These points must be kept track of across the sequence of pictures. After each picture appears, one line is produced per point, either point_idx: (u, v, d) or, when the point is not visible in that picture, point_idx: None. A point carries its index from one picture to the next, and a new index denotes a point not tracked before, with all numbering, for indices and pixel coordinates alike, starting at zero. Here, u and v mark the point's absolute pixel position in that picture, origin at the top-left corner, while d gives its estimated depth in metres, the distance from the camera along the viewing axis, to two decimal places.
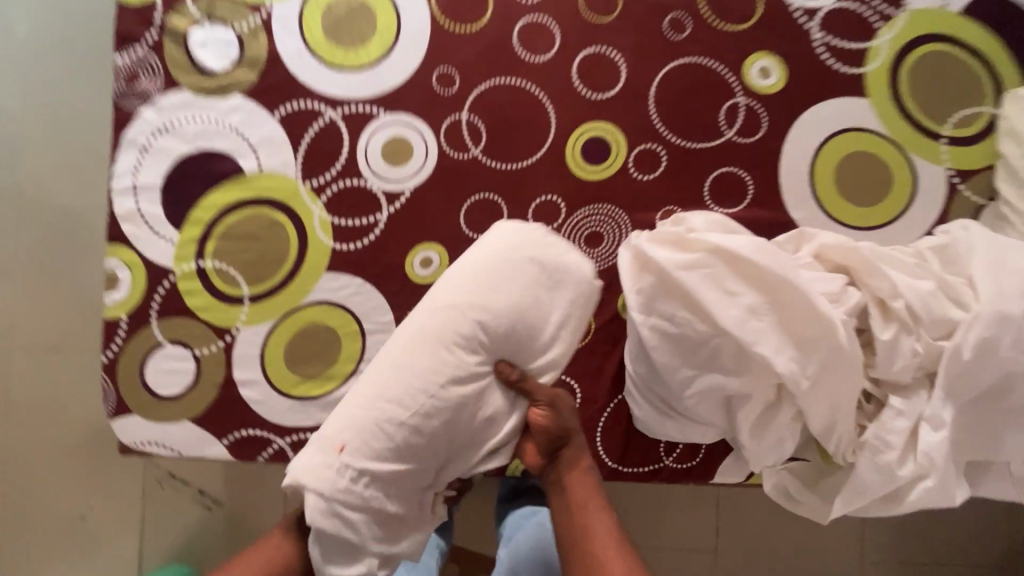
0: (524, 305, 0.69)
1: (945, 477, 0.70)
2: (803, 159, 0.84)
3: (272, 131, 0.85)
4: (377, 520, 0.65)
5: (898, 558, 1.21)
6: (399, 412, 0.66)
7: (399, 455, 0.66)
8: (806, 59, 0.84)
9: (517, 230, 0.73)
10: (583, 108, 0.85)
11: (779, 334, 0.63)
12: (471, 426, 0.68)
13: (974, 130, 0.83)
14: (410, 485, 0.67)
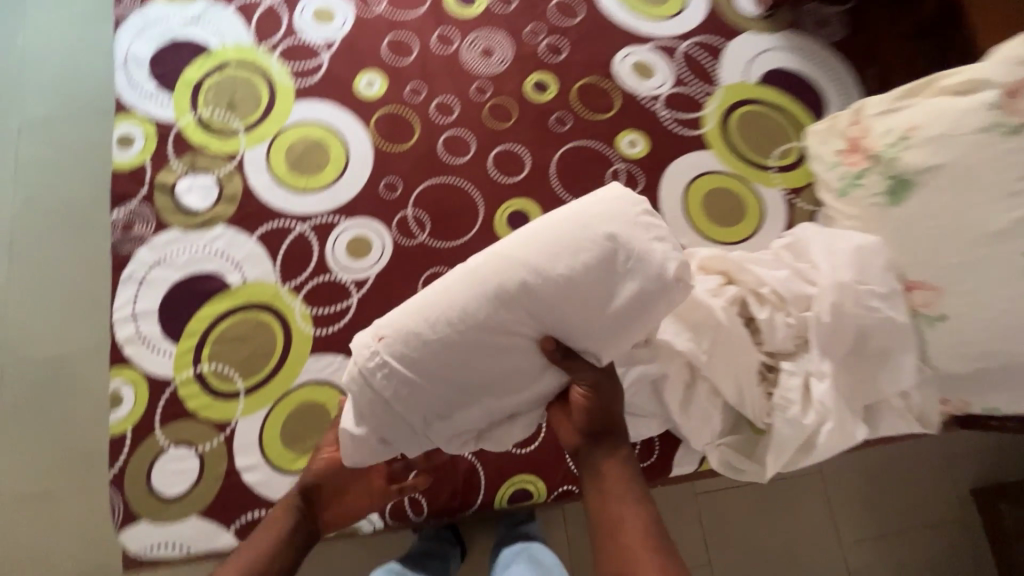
0: (584, 278, 0.66)
1: (841, 419, 0.87)
2: (676, 201, 1.08)
3: (252, 249, 1.03)
4: (382, 413, 0.72)
5: (866, 532, 1.35)
6: (438, 326, 0.69)
7: (422, 366, 0.69)
8: (659, 130, 1.12)
9: (590, 203, 0.69)
10: (502, 190, 1.08)
11: (676, 322, 0.81)
12: (504, 367, 0.70)
13: (792, 159, 1.11)
14: (424, 396, 0.71)
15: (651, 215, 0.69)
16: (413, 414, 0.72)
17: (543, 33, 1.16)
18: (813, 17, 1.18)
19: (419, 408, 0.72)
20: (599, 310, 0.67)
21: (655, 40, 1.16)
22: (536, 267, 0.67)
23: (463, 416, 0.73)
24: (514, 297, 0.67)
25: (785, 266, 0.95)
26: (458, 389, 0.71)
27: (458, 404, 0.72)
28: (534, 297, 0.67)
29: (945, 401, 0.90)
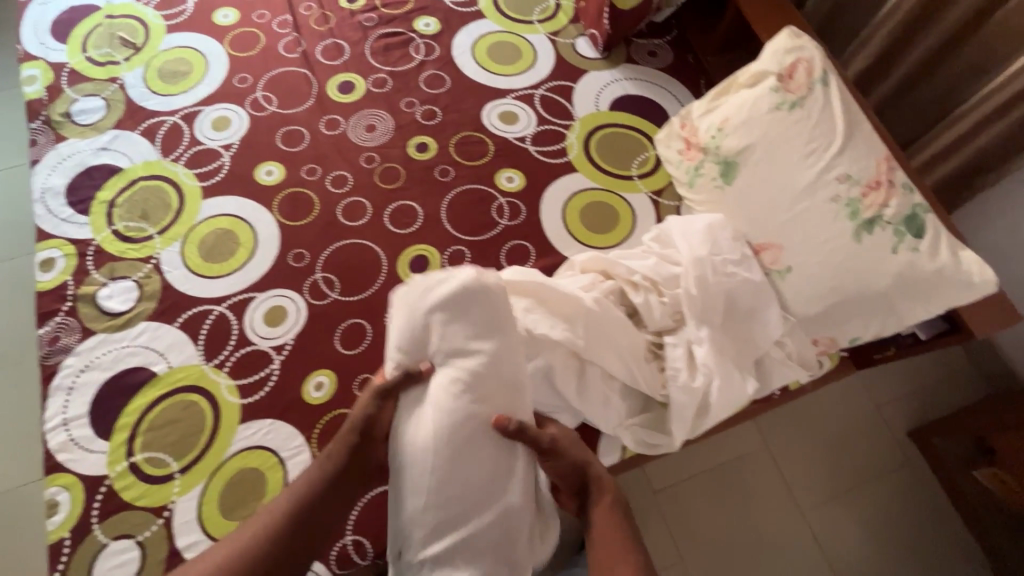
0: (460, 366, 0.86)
1: (727, 377, 0.95)
2: (557, 219, 1.21)
3: (174, 336, 1.10)
4: None
5: (821, 493, 1.41)
6: (426, 491, 0.82)
7: (445, 531, 0.81)
8: (531, 163, 1.27)
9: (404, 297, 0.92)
10: (401, 240, 1.19)
11: (549, 316, 0.92)
12: (489, 480, 0.83)
13: (651, 164, 1.26)
14: (478, 548, 0.80)
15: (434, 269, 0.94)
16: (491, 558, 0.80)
17: (417, 103, 1.33)
18: (643, 49, 1.39)
19: (490, 552, 0.81)
20: (490, 364, 0.86)
21: (514, 91, 1.34)
22: (436, 412, 0.84)
23: (508, 524, 0.82)
24: (456, 437, 0.83)
25: (653, 254, 1.07)
26: (491, 517, 0.82)
27: (495, 521, 0.82)
28: (467, 415, 0.84)
29: (817, 342, 0.99)
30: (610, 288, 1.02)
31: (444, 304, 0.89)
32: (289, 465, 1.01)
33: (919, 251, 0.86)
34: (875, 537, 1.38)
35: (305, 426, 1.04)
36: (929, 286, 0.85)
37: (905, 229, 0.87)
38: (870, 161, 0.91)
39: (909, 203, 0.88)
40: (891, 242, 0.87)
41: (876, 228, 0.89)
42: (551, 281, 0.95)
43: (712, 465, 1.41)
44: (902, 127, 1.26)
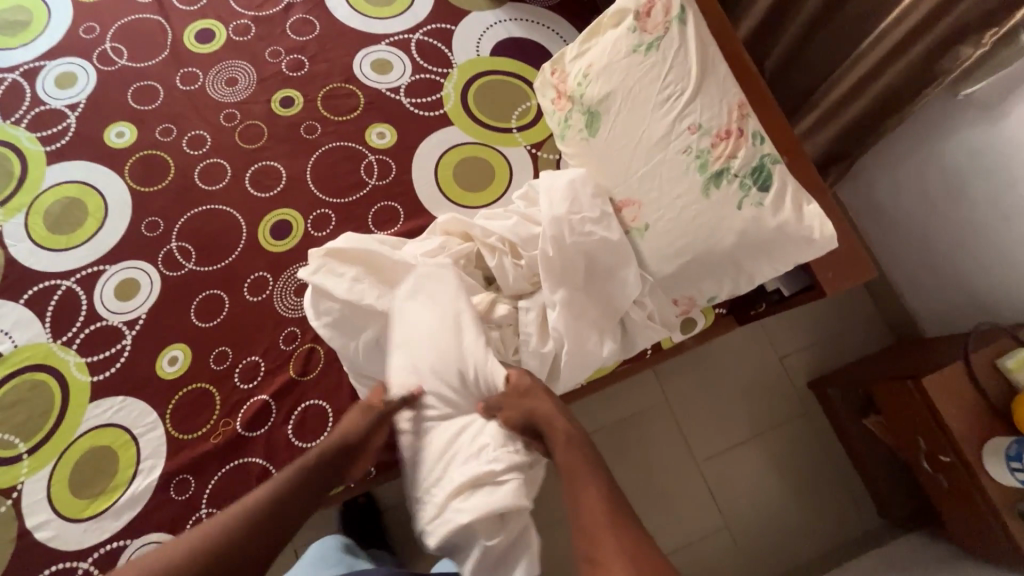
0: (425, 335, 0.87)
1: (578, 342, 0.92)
2: (430, 177, 1.14)
3: (19, 314, 1.04)
4: (459, 509, 0.78)
5: (746, 427, 1.43)
6: (413, 444, 0.85)
7: (433, 462, 0.82)
8: (404, 118, 1.18)
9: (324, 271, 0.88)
10: (263, 205, 1.12)
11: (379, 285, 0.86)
12: (460, 421, 0.84)
13: (531, 116, 1.18)
14: (461, 467, 0.80)
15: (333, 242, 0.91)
16: (474, 490, 0.78)
17: (283, 53, 1.22)
18: None
19: (473, 489, 0.79)
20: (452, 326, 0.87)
21: (389, 37, 1.24)
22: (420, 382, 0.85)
23: (486, 461, 0.80)
24: (450, 395, 0.84)
25: (516, 213, 1.01)
26: (472, 453, 0.81)
27: (473, 453, 0.80)
28: (455, 374, 0.84)
29: (677, 302, 0.96)
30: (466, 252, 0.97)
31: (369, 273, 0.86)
32: (142, 441, 0.98)
33: (763, 207, 0.81)
34: (774, 483, 1.41)
35: (158, 402, 1.01)
36: (773, 242, 0.81)
37: (751, 181, 0.82)
38: (722, 108, 0.84)
39: (757, 153, 0.82)
40: (736, 197, 0.82)
41: (724, 181, 0.83)
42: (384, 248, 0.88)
43: (627, 413, 1.42)
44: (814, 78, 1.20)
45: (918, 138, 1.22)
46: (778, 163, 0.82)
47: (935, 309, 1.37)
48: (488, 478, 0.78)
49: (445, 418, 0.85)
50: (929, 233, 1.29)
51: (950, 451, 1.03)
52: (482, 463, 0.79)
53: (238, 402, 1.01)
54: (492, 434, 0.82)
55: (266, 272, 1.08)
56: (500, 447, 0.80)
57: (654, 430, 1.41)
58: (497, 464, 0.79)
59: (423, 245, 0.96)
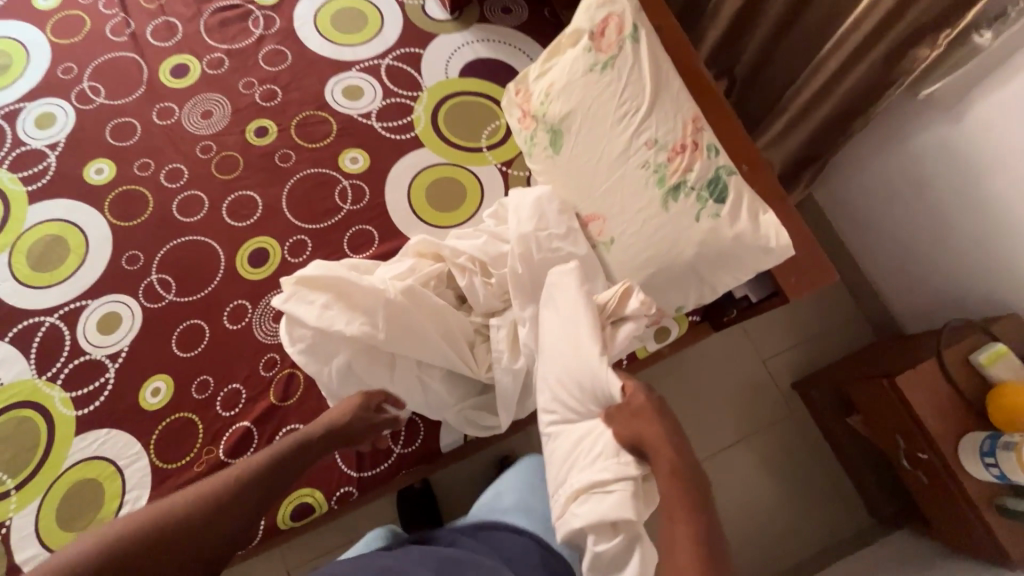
0: (553, 344, 0.86)
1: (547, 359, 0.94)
2: (403, 200, 1.16)
3: (4, 352, 1.06)
4: (578, 514, 0.78)
5: (790, 407, 1.46)
6: (552, 439, 0.86)
7: (562, 463, 0.83)
8: (376, 142, 1.21)
9: (296, 299, 0.89)
10: (241, 234, 1.15)
11: (347, 311, 0.86)
12: (585, 425, 0.81)
13: (501, 135, 1.20)
14: (580, 470, 0.79)
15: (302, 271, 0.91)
16: (587, 496, 0.77)
17: (256, 83, 1.25)
18: (497, 8, 1.31)
19: (589, 493, 0.77)
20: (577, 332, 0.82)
21: (359, 63, 1.26)
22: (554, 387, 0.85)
23: (602, 471, 0.76)
24: (572, 401, 0.82)
25: (484, 233, 1.03)
26: (590, 458, 0.78)
27: (590, 460, 0.78)
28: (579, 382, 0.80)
29: None
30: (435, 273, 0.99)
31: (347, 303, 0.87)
32: (127, 472, 1.00)
33: (720, 218, 0.83)
34: (766, 484, 1.41)
35: (142, 433, 1.02)
36: (732, 251, 0.83)
37: (707, 194, 0.84)
38: (677, 123, 0.86)
39: (713, 165, 0.84)
40: (694, 210, 0.84)
41: (681, 194, 0.85)
42: (352, 274, 0.89)
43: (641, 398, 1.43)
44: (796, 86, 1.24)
45: (884, 137, 1.24)
46: (733, 174, 0.84)
47: (911, 306, 1.38)
48: (599, 485, 0.76)
49: (568, 423, 0.85)
50: (903, 230, 1.30)
51: (927, 447, 1.04)
52: (595, 469, 0.77)
53: (221, 429, 1.03)
54: (606, 443, 0.77)
55: (245, 299, 1.10)
56: (611, 456, 0.76)
57: (729, 394, 1.47)
58: (607, 473, 0.75)
59: (394, 268, 0.97)
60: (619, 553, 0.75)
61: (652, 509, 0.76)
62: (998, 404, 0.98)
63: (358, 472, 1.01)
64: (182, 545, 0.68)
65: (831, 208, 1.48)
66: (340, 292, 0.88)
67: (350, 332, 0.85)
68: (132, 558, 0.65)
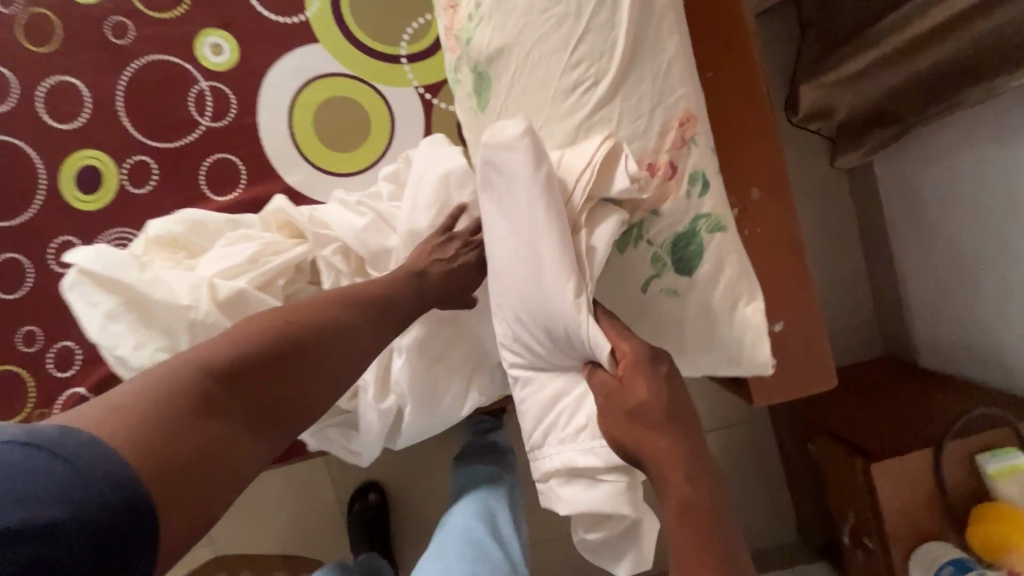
0: (501, 254, 0.54)
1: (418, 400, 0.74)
2: (282, 123, 0.83)
3: None
4: (561, 492, 0.53)
5: None
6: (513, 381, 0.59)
7: (529, 426, 0.57)
8: (248, 23, 0.82)
9: (82, 297, 0.65)
10: (63, 141, 0.84)
11: (141, 330, 0.65)
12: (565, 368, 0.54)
13: (429, 41, 0.82)
14: (557, 441, 0.53)
15: (85, 252, 0.66)
16: (570, 479, 0.53)
17: None
18: None
19: (571, 473, 0.53)
20: (537, 243, 0.50)
21: None
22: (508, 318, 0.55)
23: (585, 445, 0.51)
24: (536, 347, 0.54)
25: (368, 208, 0.72)
26: (567, 431, 0.53)
27: (569, 431, 0.53)
28: (544, 320, 0.51)
29: None
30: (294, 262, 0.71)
31: (143, 318, 0.65)
32: None
33: (679, 297, 0.53)
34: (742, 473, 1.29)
35: None
36: (683, 345, 0.55)
37: (670, 254, 0.52)
38: (652, 123, 0.51)
39: (690, 211, 0.51)
40: (643, 274, 0.53)
41: (631, 245, 0.53)
42: (152, 277, 0.66)
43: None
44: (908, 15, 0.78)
45: (999, 124, 0.84)
46: (717, 233, 0.52)
47: (932, 342, 1.10)
48: (584, 468, 0.52)
49: (535, 371, 0.56)
50: (973, 250, 0.95)
51: (876, 538, 0.88)
52: (578, 450, 0.52)
53: (54, 391, 0.87)
54: (589, 411, 0.52)
55: (73, 236, 0.85)
56: (596, 432, 0.51)
57: None
58: (594, 459, 0.51)
59: (230, 253, 0.69)
60: (613, 542, 0.52)
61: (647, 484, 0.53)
62: (988, 526, 0.77)
63: None
64: (320, 356, 0.53)
65: (890, 187, 1.11)
66: (131, 302, 0.65)
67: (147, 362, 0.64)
68: (269, 364, 0.50)
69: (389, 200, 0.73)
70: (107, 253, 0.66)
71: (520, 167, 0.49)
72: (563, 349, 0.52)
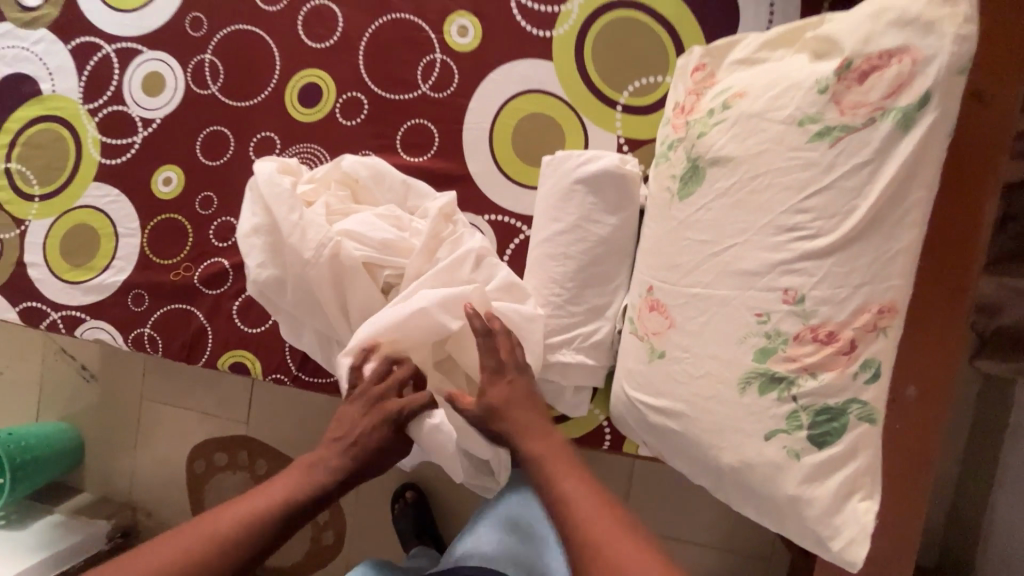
0: (599, 213, 0.77)
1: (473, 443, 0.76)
2: (488, 116, 0.89)
3: (63, 61, 1.03)
4: (574, 367, 0.80)
5: None
6: (550, 298, 0.79)
7: (559, 325, 0.79)
8: (498, 18, 0.88)
9: (261, 194, 0.73)
10: (305, 56, 0.94)
11: (266, 252, 0.72)
12: (592, 300, 0.79)
13: (651, 100, 0.84)
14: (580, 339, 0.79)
15: (269, 177, 0.72)
16: (578, 360, 0.80)
17: None
18: None
19: (577, 357, 0.80)
20: (630, 222, 0.79)
21: None
22: (582, 250, 0.78)
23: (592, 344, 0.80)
24: (574, 279, 0.78)
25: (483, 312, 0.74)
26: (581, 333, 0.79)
27: (583, 336, 0.79)
28: (596, 264, 0.78)
29: (647, 446, 0.74)
30: (439, 250, 0.76)
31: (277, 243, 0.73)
32: (121, 242, 1.02)
33: (797, 461, 0.53)
34: None
35: (143, 214, 1.01)
36: (775, 505, 0.55)
37: (810, 419, 0.53)
38: (852, 298, 0.52)
39: (847, 391, 0.52)
40: (773, 424, 0.55)
41: (775, 391, 0.55)
42: (313, 220, 0.72)
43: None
44: None
45: None
46: (864, 423, 0.52)
47: None
48: (588, 357, 0.80)
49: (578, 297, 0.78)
50: None
51: None
52: (588, 347, 0.80)
53: (204, 254, 0.99)
54: (601, 330, 0.80)
55: (276, 135, 0.96)
56: (602, 341, 0.80)
57: None
58: (597, 354, 0.80)
59: (370, 230, 0.75)
60: (578, 403, 0.84)
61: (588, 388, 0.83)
62: None
63: (297, 370, 0.97)
64: None
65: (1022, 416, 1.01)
66: (269, 227, 0.73)
67: (254, 275, 0.72)
68: None
69: (501, 294, 0.75)
70: (275, 181, 0.72)
71: (634, 169, 0.78)
72: (601, 288, 0.79)
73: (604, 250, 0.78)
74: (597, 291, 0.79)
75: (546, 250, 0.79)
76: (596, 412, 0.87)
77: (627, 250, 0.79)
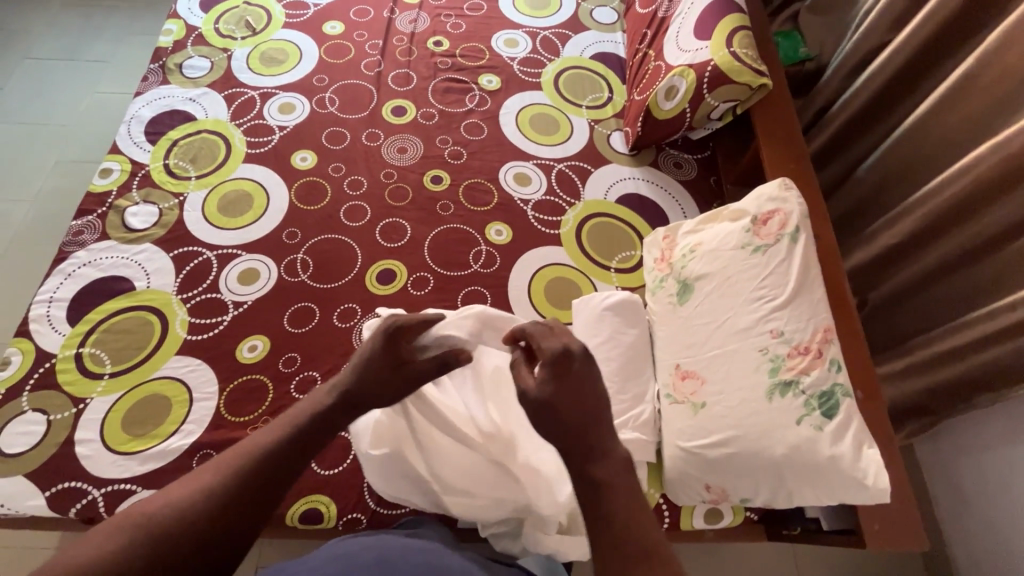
0: (623, 329, 1.11)
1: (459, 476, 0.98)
2: (525, 281, 1.26)
3: (163, 263, 1.25)
4: (635, 442, 1.01)
5: None
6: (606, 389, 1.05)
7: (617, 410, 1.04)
8: (523, 224, 1.34)
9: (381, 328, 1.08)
10: (381, 251, 1.29)
11: None
12: (636, 388, 1.07)
13: (632, 265, 1.29)
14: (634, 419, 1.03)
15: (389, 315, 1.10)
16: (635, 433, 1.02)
17: (450, 142, 1.46)
18: (670, 160, 1.44)
19: (635, 432, 1.02)
20: (643, 336, 1.12)
21: (538, 159, 1.44)
22: (621, 353, 1.08)
23: (640, 422, 1.03)
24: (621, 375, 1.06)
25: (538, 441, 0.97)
26: (633, 414, 1.04)
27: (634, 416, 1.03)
28: (633, 362, 1.09)
29: (709, 488, 0.93)
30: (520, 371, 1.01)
31: None
32: (195, 406, 1.09)
33: (821, 431, 0.84)
34: None
35: (223, 379, 1.12)
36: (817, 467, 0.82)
37: (817, 403, 0.85)
38: (808, 324, 0.90)
39: (830, 380, 0.86)
40: (798, 412, 0.85)
41: (790, 392, 0.87)
42: None
43: None
44: (948, 332, 1.25)
45: (1011, 425, 1.20)
46: (847, 397, 0.85)
47: None
48: (642, 430, 1.03)
49: (626, 388, 1.06)
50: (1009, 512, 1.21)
51: None
52: (640, 423, 1.03)
53: (283, 407, 1.10)
54: (647, 411, 1.05)
55: (357, 306, 1.22)
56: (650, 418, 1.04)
57: None
58: (648, 429, 1.04)
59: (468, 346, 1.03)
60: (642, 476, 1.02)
61: (647, 461, 1.03)
62: None
63: (376, 504, 1.04)
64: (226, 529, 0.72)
65: (932, 469, 1.41)
66: None
67: None
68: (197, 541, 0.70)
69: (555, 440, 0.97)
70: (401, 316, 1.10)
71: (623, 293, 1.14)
72: (640, 380, 1.08)
73: (633, 352, 1.10)
74: (636, 382, 1.07)
75: (595, 356, 1.09)
76: (653, 492, 1.04)
77: (648, 352, 1.11)
